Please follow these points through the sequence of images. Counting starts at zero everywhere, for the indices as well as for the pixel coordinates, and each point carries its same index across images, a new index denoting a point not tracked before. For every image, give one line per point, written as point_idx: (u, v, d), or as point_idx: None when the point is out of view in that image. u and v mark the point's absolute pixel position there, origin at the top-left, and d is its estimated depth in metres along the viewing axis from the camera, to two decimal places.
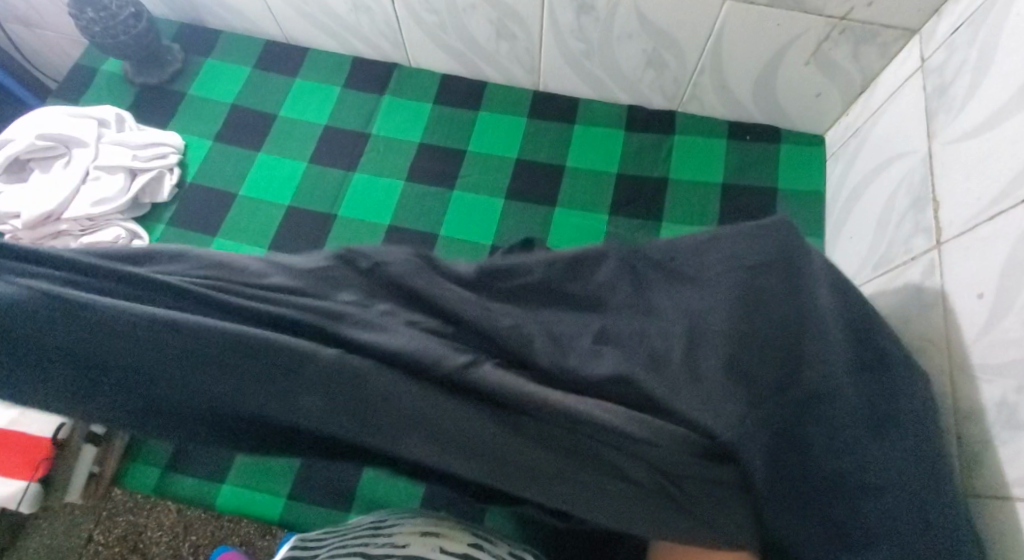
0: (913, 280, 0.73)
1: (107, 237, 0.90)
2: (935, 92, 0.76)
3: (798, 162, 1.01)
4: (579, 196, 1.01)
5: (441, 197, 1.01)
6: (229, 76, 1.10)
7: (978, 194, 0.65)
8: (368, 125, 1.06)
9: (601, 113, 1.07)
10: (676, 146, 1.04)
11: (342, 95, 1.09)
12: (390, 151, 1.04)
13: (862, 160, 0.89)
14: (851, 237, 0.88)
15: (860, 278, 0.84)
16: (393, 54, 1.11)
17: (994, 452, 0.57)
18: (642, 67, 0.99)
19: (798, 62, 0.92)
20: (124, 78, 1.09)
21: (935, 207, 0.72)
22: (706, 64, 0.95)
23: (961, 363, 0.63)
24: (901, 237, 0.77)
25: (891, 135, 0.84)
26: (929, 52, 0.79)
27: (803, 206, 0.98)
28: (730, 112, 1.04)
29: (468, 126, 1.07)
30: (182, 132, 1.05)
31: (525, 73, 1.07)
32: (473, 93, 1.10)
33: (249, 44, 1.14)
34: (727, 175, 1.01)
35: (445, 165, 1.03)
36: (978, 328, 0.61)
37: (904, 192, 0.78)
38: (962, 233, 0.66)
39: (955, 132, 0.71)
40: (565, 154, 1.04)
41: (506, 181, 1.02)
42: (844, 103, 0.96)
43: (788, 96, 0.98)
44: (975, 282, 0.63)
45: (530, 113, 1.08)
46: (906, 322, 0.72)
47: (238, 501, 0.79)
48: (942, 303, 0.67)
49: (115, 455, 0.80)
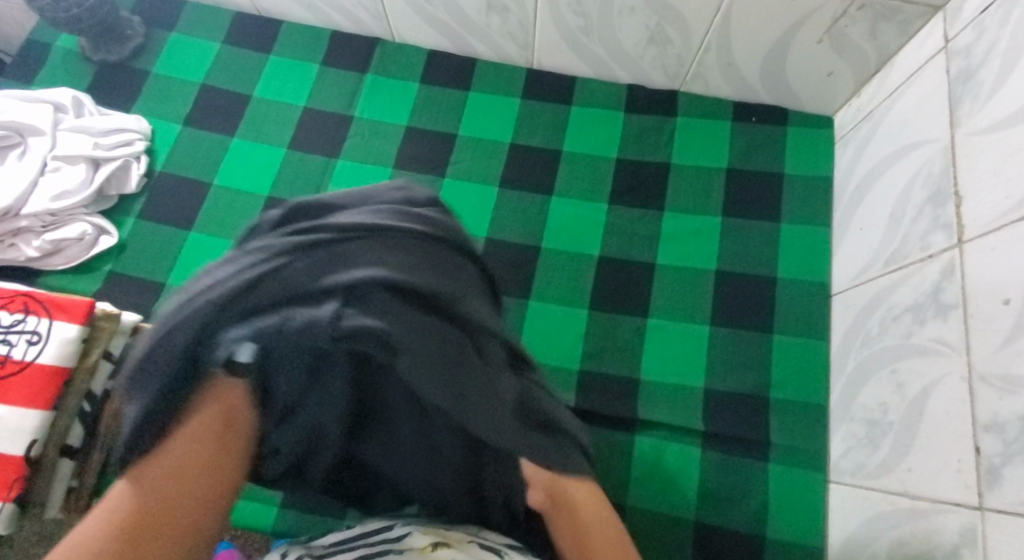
0: (930, 279, 0.68)
1: (72, 233, 0.84)
2: (960, 77, 0.70)
3: (806, 147, 0.96)
4: (577, 183, 0.96)
5: (431, 185, 0.95)
6: (196, 52, 1.02)
7: (1007, 192, 0.59)
8: (351, 107, 0.99)
9: (600, 93, 1.01)
10: (678, 129, 0.99)
11: (321, 74, 1.01)
12: (375, 136, 0.98)
13: (876, 144, 0.85)
14: (861, 228, 0.84)
15: (870, 273, 0.80)
16: (376, 29, 1.03)
17: (1015, 467, 0.52)
18: (643, 43, 0.93)
19: (811, 39, 0.86)
20: (82, 55, 1.00)
21: (956, 202, 0.67)
22: (713, 41, 0.89)
23: (981, 372, 0.58)
24: (917, 232, 0.72)
25: (908, 120, 0.78)
26: (954, 32, 0.73)
27: (810, 193, 0.94)
28: (736, 92, 0.98)
29: (458, 107, 1.00)
30: (149, 115, 0.97)
31: (518, 50, 1.00)
32: (462, 70, 1.03)
33: (217, 16, 1.05)
34: (731, 160, 0.97)
35: (434, 150, 0.97)
36: (1000, 337, 0.57)
37: (922, 184, 0.73)
38: (987, 232, 0.61)
39: (980, 123, 0.65)
40: (560, 138, 0.99)
41: (499, 167, 0.97)
42: (857, 83, 0.91)
43: (797, 75, 0.92)
44: (997, 287, 0.58)
45: (524, 93, 1.01)
46: (919, 323, 0.68)
47: (244, 513, 0.75)
48: (961, 305, 0.62)
49: (94, 469, 0.75)
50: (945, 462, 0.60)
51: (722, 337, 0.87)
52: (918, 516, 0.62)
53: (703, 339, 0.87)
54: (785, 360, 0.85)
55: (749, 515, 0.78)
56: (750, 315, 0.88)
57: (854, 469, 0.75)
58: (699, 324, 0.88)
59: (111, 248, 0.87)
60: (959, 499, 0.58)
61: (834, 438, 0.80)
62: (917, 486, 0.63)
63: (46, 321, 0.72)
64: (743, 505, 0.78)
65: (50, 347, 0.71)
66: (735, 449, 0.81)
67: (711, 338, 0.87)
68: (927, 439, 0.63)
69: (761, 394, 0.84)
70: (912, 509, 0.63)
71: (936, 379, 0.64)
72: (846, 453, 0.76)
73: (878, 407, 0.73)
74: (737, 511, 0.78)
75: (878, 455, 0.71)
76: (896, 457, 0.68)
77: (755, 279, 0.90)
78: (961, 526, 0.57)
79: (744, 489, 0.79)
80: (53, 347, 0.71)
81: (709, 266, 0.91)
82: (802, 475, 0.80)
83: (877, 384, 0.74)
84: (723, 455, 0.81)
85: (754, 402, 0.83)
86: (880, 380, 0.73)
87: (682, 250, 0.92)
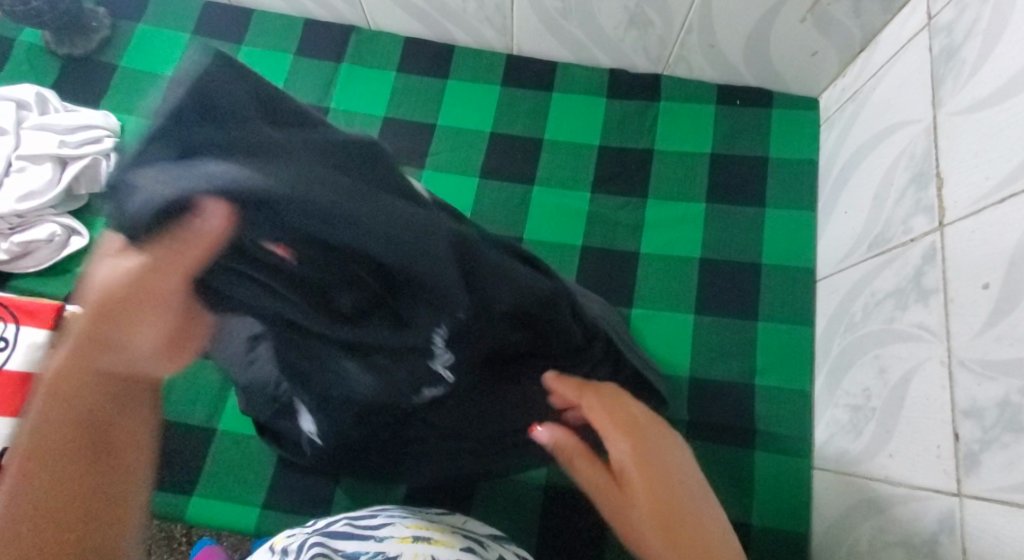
0: (912, 263, 0.67)
1: (41, 234, 0.82)
2: (942, 55, 0.68)
3: (790, 129, 0.95)
4: (559, 172, 0.94)
5: (410, 177, 0.93)
6: (165, 45, 0.99)
7: (986, 174, 0.58)
8: (327, 99, 0.97)
9: (582, 78, 0.99)
10: (662, 115, 0.97)
11: (295, 64, 0.99)
12: (352, 128, 0.95)
13: (860, 126, 0.83)
14: (845, 211, 0.83)
15: (854, 258, 0.79)
16: (350, 16, 1.00)
17: (993, 454, 0.52)
18: (624, 26, 0.91)
19: (794, 19, 0.84)
20: (47, 50, 0.97)
21: (938, 185, 0.65)
22: (693, 23, 0.87)
23: (961, 358, 0.57)
24: (900, 216, 0.71)
25: (893, 100, 0.77)
26: (936, 9, 0.71)
27: (795, 176, 0.92)
28: (718, 75, 0.97)
29: (437, 97, 0.98)
30: (118, 111, 0.95)
31: (497, 36, 0.98)
32: (441, 58, 1.00)
33: (186, 6, 1.02)
34: (715, 144, 0.95)
35: (413, 141, 0.95)
36: (980, 322, 0.56)
37: (905, 166, 0.72)
38: (968, 215, 0.60)
39: (962, 102, 0.63)
40: (541, 126, 0.97)
41: (479, 158, 0.95)
42: (840, 62, 0.89)
43: (780, 55, 0.90)
44: (978, 271, 0.57)
45: (504, 80, 0.99)
46: (902, 309, 0.67)
47: (223, 514, 0.75)
48: (942, 290, 0.61)
49: None
50: (928, 450, 0.60)
51: (707, 324, 0.86)
52: (900, 502, 0.63)
53: (688, 325, 0.87)
54: (768, 347, 0.85)
55: (734, 506, 0.79)
56: (736, 303, 0.87)
57: (838, 456, 0.75)
58: (685, 313, 0.87)
59: (83, 248, 0.85)
60: (941, 486, 0.57)
61: (820, 426, 0.80)
62: (899, 473, 0.63)
63: (12, 327, 0.70)
64: (728, 498, 0.79)
65: (17, 353, 0.69)
66: (718, 439, 0.82)
67: (696, 325, 0.87)
68: (910, 423, 0.63)
69: (745, 382, 0.84)
70: (895, 495, 0.63)
71: (917, 365, 0.64)
72: (831, 439, 0.77)
73: (861, 393, 0.73)
74: (722, 502, 0.79)
75: (861, 443, 0.71)
76: (878, 443, 0.68)
77: (740, 265, 0.89)
78: (942, 513, 0.57)
79: (733, 479, 0.80)
80: (21, 354, 0.69)
81: (694, 253, 0.90)
82: (790, 462, 0.80)
83: (861, 370, 0.73)
84: (706, 446, 0.81)
85: (739, 392, 0.83)
86: (863, 366, 0.73)
87: (665, 238, 0.91)
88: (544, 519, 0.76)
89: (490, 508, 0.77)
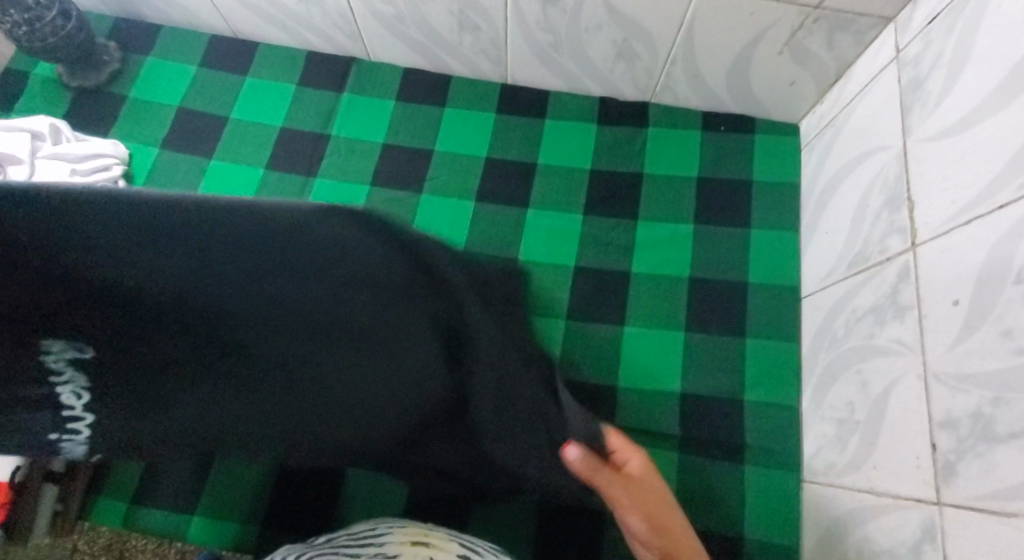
0: (888, 280, 0.70)
1: None
2: (910, 85, 0.73)
3: (773, 153, 0.99)
4: (552, 195, 0.98)
5: (409, 201, 0.97)
6: (172, 76, 1.03)
7: (953, 197, 0.62)
8: (328, 127, 1.01)
9: (573, 106, 1.04)
10: (650, 140, 1.01)
11: (298, 94, 1.03)
12: (352, 154, 0.99)
13: (838, 150, 0.87)
14: (826, 231, 0.87)
15: (835, 276, 0.83)
16: (350, 49, 1.04)
17: (969, 462, 0.55)
18: (612, 58, 0.96)
19: (772, 52, 0.89)
20: (59, 82, 1.00)
21: (910, 207, 0.69)
22: (678, 55, 0.92)
23: (936, 371, 0.61)
24: (876, 235, 0.75)
25: (867, 126, 0.81)
26: (904, 43, 0.76)
27: (779, 198, 0.96)
28: (703, 102, 1.01)
29: (434, 124, 1.02)
30: (126, 139, 0.98)
31: (492, 67, 1.02)
32: (437, 87, 1.05)
33: (193, 40, 1.06)
34: (702, 168, 0.99)
35: (411, 167, 0.99)
36: (952, 337, 0.59)
37: (879, 189, 0.76)
38: (938, 236, 0.63)
39: (930, 130, 0.67)
40: (535, 152, 1.01)
41: (475, 182, 0.99)
42: (818, 91, 0.93)
43: (761, 85, 0.95)
44: (949, 289, 0.60)
45: (498, 108, 1.03)
46: (880, 325, 0.71)
47: (221, 531, 0.77)
48: (917, 305, 0.65)
49: (76, 495, 0.77)
50: (908, 461, 0.63)
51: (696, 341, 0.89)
52: (884, 511, 0.65)
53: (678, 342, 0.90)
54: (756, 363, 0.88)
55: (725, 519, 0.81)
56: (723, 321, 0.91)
57: (826, 468, 0.77)
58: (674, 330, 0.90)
59: None
60: (921, 495, 0.60)
61: (808, 439, 0.82)
62: (883, 483, 0.66)
63: None
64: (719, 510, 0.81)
65: None
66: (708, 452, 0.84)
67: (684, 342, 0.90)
68: (891, 435, 0.66)
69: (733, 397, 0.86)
70: (880, 504, 0.66)
71: (896, 378, 0.67)
72: (819, 451, 0.79)
73: (845, 406, 0.75)
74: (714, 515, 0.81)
75: (847, 454, 0.73)
76: (862, 454, 0.70)
77: (728, 284, 0.92)
78: (923, 521, 0.59)
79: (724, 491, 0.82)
80: None
81: (683, 272, 0.93)
82: (779, 475, 0.82)
83: (844, 384, 0.76)
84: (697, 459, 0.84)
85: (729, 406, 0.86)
86: (846, 380, 0.76)
87: (655, 258, 0.95)
88: (540, 526, 0.79)
89: (485, 523, 0.79)
